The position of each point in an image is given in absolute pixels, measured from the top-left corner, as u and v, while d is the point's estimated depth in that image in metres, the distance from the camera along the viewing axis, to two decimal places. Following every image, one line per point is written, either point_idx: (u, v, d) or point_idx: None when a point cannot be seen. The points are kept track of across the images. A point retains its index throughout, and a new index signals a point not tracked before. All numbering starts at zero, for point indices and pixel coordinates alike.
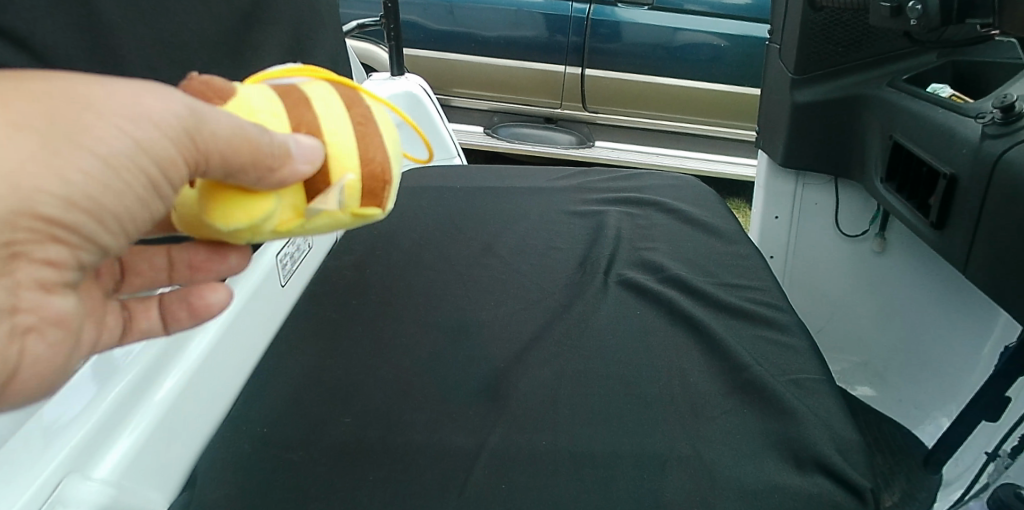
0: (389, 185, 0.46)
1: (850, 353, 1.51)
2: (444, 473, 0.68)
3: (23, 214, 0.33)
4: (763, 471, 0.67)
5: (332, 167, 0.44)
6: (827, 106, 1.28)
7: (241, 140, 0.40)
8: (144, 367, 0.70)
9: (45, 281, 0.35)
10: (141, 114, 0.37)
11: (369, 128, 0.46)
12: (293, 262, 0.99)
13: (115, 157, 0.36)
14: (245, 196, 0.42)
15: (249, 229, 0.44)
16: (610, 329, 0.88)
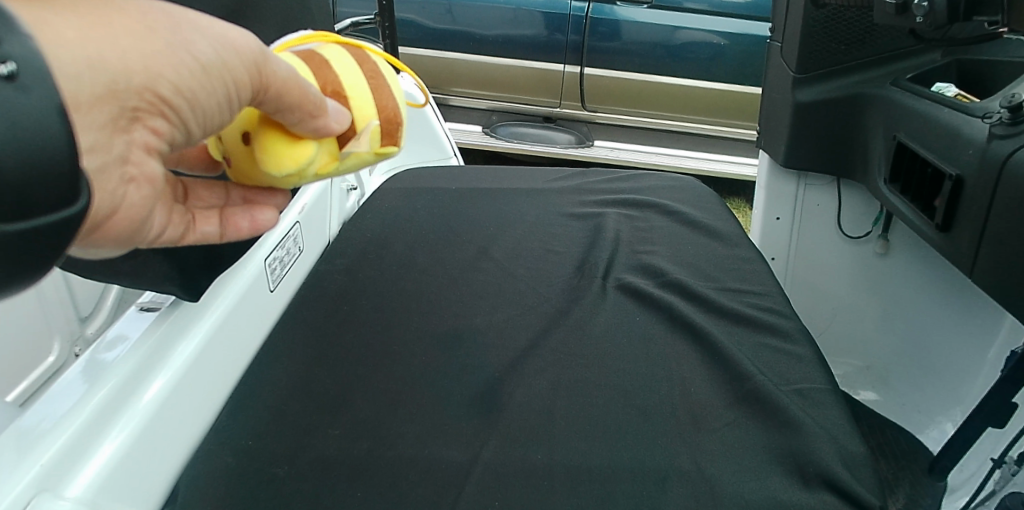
0: (399, 127, 0.62)
1: (852, 357, 1.48)
2: (435, 489, 0.65)
3: (146, 89, 0.40)
4: (767, 488, 0.64)
5: (358, 117, 0.59)
6: (830, 105, 1.26)
7: (294, 84, 0.51)
8: (125, 374, 0.67)
9: (149, 147, 0.42)
10: (222, 34, 0.46)
11: (377, 81, 0.61)
12: (282, 267, 0.96)
13: (207, 61, 0.44)
14: (298, 144, 0.55)
15: (297, 172, 0.58)
16: (609, 336, 0.86)
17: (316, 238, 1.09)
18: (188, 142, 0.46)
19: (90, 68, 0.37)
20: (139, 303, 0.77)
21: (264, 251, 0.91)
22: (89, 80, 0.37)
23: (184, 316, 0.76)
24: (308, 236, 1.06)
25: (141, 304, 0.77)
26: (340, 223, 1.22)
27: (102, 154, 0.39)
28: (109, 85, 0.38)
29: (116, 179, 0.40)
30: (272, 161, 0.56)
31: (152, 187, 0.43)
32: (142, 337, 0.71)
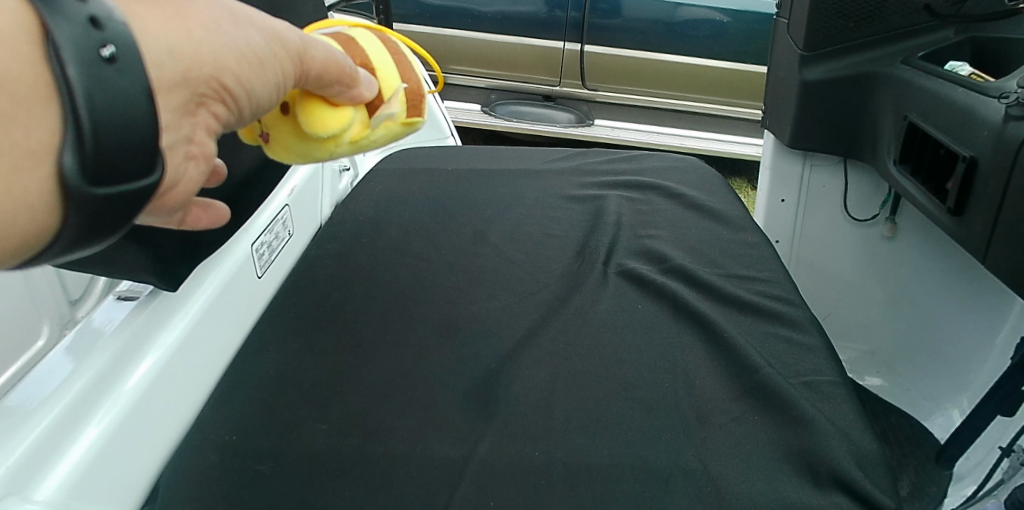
0: (421, 99, 0.65)
1: (858, 341, 1.46)
2: (429, 487, 0.62)
3: (212, 77, 0.43)
4: (776, 487, 0.61)
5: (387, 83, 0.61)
6: (839, 84, 1.21)
7: (333, 64, 0.52)
8: (100, 367, 0.63)
9: (211, 130, 0.45)
10: (276, 28, 0.47)
11: (399, 56, 0.64)
12: (271, 251, 0.92)
13: (262, 52, 0.46)
14: (339, 108, 0.56)
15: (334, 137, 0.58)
16: (611, 325, 0.82)
17: (307, 221, 1.05)
18: (239, 127, 0.48)
19: (168, 57, 0.40)
20: (117, 292, 0.73)
21: (252, 236, 0.87)
22: (165, 67, 0.40)
23: (164, 307, 0.72)
24: (298, 218, 1.02)
25: (119, 293, 0.73)
26: (332, 205, 1.18)
27: (172, 135, 0.42)
28: (180, 74, 0.41)
29: (180, 157, 0.43)
30: (316, 123, 0.55)
31: (208, 168, 0.46)
32: (118, 328, 0.68)
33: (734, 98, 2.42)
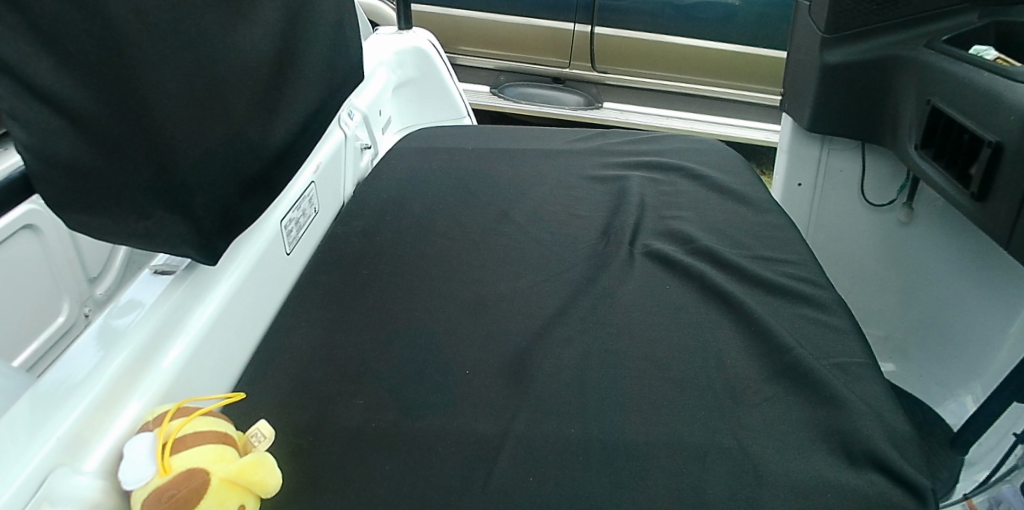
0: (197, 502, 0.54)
1: (873, 326, 1.46)
2: (468, 463, 0.62)
3: None
4: (813, 466, 0.62)
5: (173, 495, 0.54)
6: (862, 69, 1.20)
7: None
8: (139, 343, 0.63)
9: None
10: None
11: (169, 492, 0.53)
12: (299, 228, 0.93)
13: None
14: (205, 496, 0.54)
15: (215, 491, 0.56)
16: (639, 305, 0.82)
17: (330, 201, 1.05)
18: None
19: None
20: (153, 266, 0.72)
21: (280, 213, 0.87)
22: None
23: (200, 282, 0.72)
24: (323, 197, 1.03)
25: (156, 267, 0.72)
26: (354, 183, 1.18)
27: None
28: None
29: None
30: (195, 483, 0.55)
31: None
32: (156, 303, 0.67)
33: (747, 81, 2.36)
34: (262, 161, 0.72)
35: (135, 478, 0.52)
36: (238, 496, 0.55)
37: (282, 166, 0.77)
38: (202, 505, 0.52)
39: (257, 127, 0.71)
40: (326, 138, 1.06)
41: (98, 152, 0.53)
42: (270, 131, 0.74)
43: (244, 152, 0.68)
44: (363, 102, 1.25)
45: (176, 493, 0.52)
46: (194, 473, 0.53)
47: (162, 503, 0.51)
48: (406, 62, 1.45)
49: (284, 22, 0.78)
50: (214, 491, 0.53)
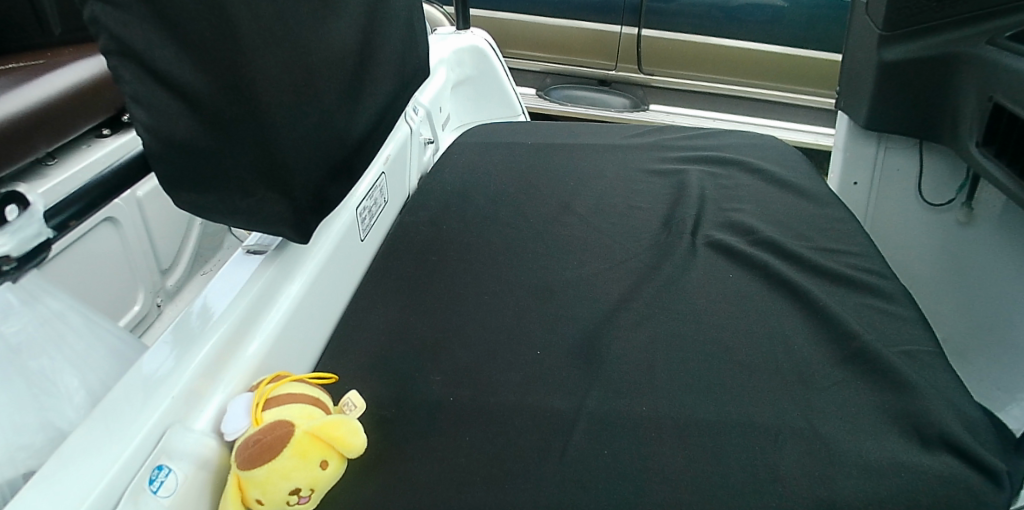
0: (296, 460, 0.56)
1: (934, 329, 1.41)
2: (544, 436, 0.65)
3: None
4: (885, 448, 0.63)
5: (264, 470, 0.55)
6: (919, 65, 1.19)
7: None
8: (237, 316, 0.68)
9: None
10: None
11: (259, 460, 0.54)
12: (371, 216, 0.97)
13: None
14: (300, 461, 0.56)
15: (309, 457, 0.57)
16: (704, 292, 0.84)
17: (397, 192, 1.10)
18: None
19: None
20: (246, 245, 0.76)
21: (356, 201, 0.91)
22: None
23: (286, 262, 0.76)
24: (392, 187, 1.08)
25: (248, 247, 0.77)
26: (417, 176, 1.22)
27: None
28: None
29: None
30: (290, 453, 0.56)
31: None
32: (250, 280, 0.72)
33: (797, 85, 2.29)
34: (347, 147, 0.76)
35: (233, 427, 0.57)
36: (322, 452, 0.58)
37: (362, 154, 0.81)
38: (285, 453, 0.55)
39: (342, 116, 0.75)
40: (395, 132, 1.10)
41: (211, 135, 0.60)
42: (353, 120, 0.77)
43: (333, 138, 0.72)
44: (426, 99, 1.29)
45: (262, 438, 0.55)
46: (279, 424, 0.56)
47: (250, 447, 0.55)
48: (464, 61, 1.48)
49: (365, 17, 0.82)
50: (296, 443, 0.56)
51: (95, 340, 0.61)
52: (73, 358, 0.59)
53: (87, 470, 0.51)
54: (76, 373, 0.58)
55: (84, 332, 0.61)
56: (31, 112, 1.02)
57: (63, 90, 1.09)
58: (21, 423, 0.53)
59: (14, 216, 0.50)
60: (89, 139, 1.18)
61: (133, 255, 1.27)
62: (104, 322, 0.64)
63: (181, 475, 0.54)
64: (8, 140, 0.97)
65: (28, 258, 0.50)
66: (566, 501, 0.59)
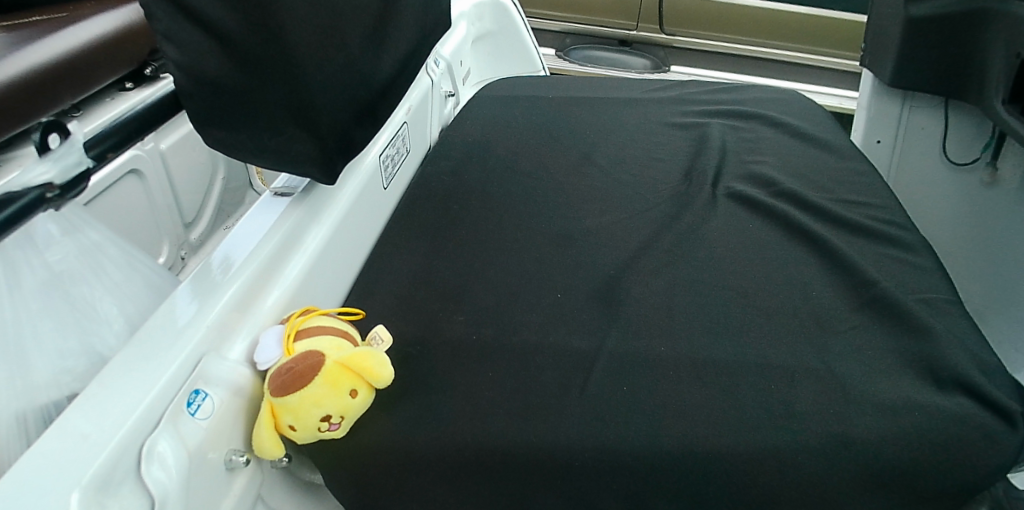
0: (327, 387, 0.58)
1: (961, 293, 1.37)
2: (563, 373, 0.67)
3: None
4: (899, 388, 0.64)
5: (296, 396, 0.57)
6: (948, 20, 1.16)
7: None
8: (269, 252, 0.69)
9: None
10: None
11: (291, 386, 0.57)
12: (393, 165, 0.98)
13: None
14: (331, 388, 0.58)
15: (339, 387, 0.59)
16: (724, 241, 0.84)
17: (417, 143, 1.11)
18: None
19: None
20: (274, 188, 0.78)
21: (379, 148, 0.92)
22: None
23: (313, 203, 0.77)
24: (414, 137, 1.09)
25: (276, 189, 0.79)
26: (438, 129, 1.23)
27: None
28: None
29: None
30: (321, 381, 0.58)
31: None
32: (280, 220, 0.73)
33: (843, 51, 1.99)
34: (371, 91, 0.77)
35: (265, 357, 0.60)
36: (352, 381, 0.60)
37: (386, 101, 0.82)
38: (316, 381, 0.58)
39: (366, 59, 0.75)
40: (416, 83, 1.11)
41: (241, 72, 0.61)
42: (376, 65, 0.78)
43: (357, 81, 0.73)
44: (447, 51, 1.29)
45: (294, 367, 0.58)
46: (309, 354, 0.59)
47: (283, 375, 0.58)
48: (485, 14, 1.48)
49: None
50: (326, 371, 0.58)
51: (133, 271, 0.64)
52: (112, 286, 0.61)
53: (129, 389, 0.53)
54: (115, 300, 0.61)
55: (121, 262, 0.63)
56: (54, 64, 1.02)
57: (87, 42, 1.09)
58: (67, 346, 0.56)
59: (57, 143, 0.52)
60: (113, 93, 1.18)
61: (158, 208, 1.29)
62: (142, 256, 0.66)
63: (217, 399, 0.57)
64: (33, 92, 0.98)
65: (71, 185, 0.53)
66: (586, 433, 0.61)
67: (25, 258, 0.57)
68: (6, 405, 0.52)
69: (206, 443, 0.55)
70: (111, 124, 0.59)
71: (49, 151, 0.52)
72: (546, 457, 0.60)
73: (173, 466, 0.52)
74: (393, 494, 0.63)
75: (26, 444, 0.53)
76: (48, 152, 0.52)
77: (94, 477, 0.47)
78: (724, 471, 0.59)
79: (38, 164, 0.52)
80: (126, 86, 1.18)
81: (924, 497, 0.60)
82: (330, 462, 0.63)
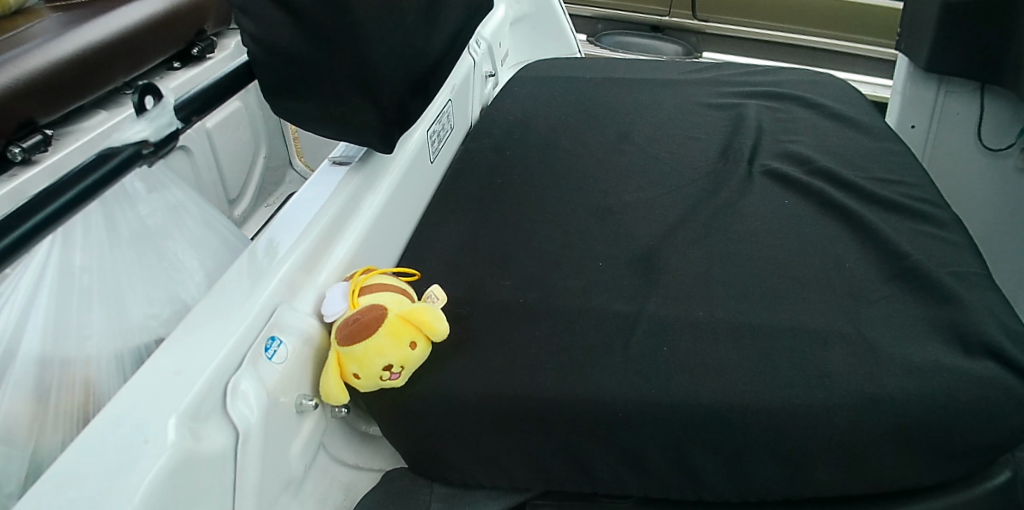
0: (387, 336, 0.63)
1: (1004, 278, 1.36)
2: (608, 333, 0.71)
3: None
4: (929, 352, 0.67)
5: (360, 346, 0.62)
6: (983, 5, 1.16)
7: None
8: (333, 215, 0.74)
9: None
10: None
11: (355, 335, 0.62)
12: (439, 140, 1.03)
13: None
14: (392, 338, 0.63)
15: (397, 338, 0.63)
16: (760, 216, 0.87)
17: (460, 121, 1.15)
18: None
19: None
20: (332, 157, 0.83)
21: (427, 123, 0.97)
22: None
23: (369, 172, 0.82)
24: (457, 115, 1.13)
25: (334, 158, 0.84)
26: (479, 108, 1.27)
27: None
28: None
29: None
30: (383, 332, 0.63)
31: None
32: (340, 187, 0.78)
33: (882, 39, 1.91)
34: (425, 65, 0.81)
35: (333, 309, 0.65)
36: (412, 334, 0.65)
37: (437, 75, 0.86)
38: (380, 331, 0.63)
39: (420, 36, 0.79)
40: (460, 62, 1.15)
41: (312, 45, 0.66)
42: (428, 41, 0.82)
43: (413, 56, 0.77)
44: (487, 32, 1.33)
45: (360, 318, 0.63)
46: (374, 307, 0.64)
47: (350, 325, 0.63)
48: None
49: None
50: (389, 322, 0.63)
51: (209, 229, 0.74)
52: (191, 239, 0.71)
53: (213, 332, 0.58)
54: (196, 254, 0.71)
55: (200, 220, 0.74)
56: (110, 41, 1.04)
57: (138, 21, 1.10)
58: (154, 292, 0.65)
59: (151, 105, 0.61)
60: (161, 73, 1.17)
61: (202, 182, 1.28)
62: (216, 215, 0.77)
63: (290, 346, 0.62)
64: (87, 70, 0.99)
65: (163, 143, 0.62)
66: (628, 387, 0.65)
67: (120, 209, 0.67)
68: (106, 343, 0.60)
69: (281, 385, 0.60)
70: (190, 94, 0.66)
71: (146, 112, 0.61)
72: (592, 409, 0.64)
73: (255, 403, 0.56)
74: (446, 438, 0.67)
75: (122, 380, 0.60)
76: (145, 113, 0.61)
77: (188, 407, 0.52)
78: (759, 424, 0.63)
79: (135, 124, 0.60)
80: (174, 66, 1.18)
81: (948, 452, 0.64)
82: (388, 411, 0.67)
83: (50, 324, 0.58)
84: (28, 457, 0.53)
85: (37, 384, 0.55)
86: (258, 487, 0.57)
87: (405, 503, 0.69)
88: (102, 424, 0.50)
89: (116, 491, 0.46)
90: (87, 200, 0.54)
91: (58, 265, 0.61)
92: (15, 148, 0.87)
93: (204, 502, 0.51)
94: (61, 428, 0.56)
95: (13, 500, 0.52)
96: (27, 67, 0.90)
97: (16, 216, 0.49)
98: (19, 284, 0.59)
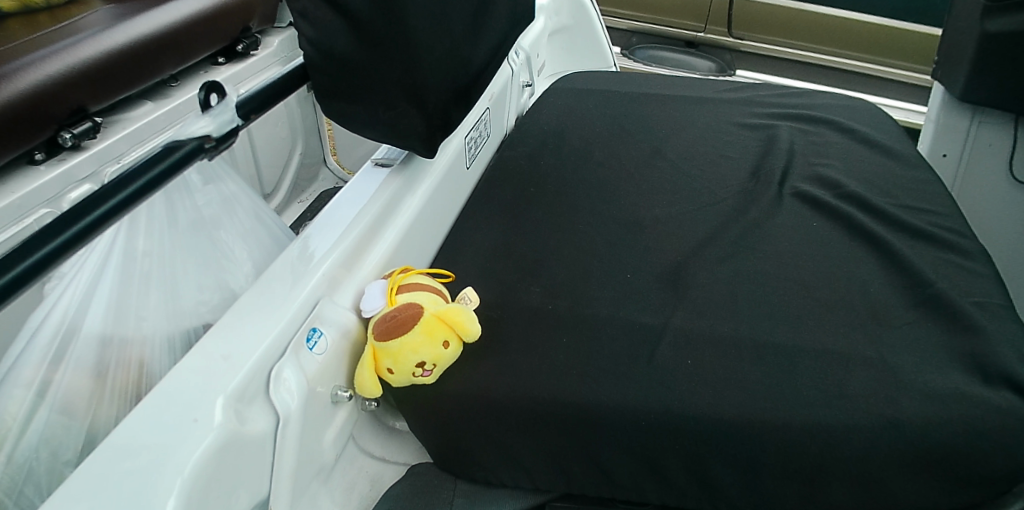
0: (420, 332, 0.66)
1: None
2: (633, 344, 0.73)
3: None
4: (950, 380, 0.68)
5: (394, 342, 0.65)
6: (1019, 38, 1.15)
7: None
8: (374, 214, 0.77)
9: None
10: None
11: (391, 330, 0.65)
12: (475, 147, 1.06)
13: None
14: (425, 336, 0.66)
15: (429, 336, 0.66)
16: (787, 236, 0.89)
17: (496, 128, 1.18)
18: None
19: None
20: (375, 158, 0.86)
21: (466, 131, 1.00)
22: None
23: (410, 175, 0.86)
24: (493, 123, 1.17)
25: (376, 160, 0.87)
26: (514, 117, 1.31)
27: None
28: None
29: None
30: (418, 329, 0.66)
31: None
32: (381, 188, 0.81)
33: (919, 64, 1.89)
34: (468, 73, 0.84)
35: (371, 305, 0.69)
36: (445, 333, 0.68)
37: (479, 83, 0.88)
38: (416, 328, 0.66)
39: (464, 46, 0.82)
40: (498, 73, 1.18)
41: (366, 51, 0.70)
42: (473, 50, 0.85)
43: (458, 65, 0.80)
44: (526, 42, 1.36)
45: (398, 314, 0.66)
46: (410, 305, 0.67)
47: (388, 320, 0.66)
48: (563, 9, 1.52)
49: None
50: (423, 321, 0.66)
51: (257, 222, 0.78)
52: (242, 230, 0.76)
53: (260, 318, 0.61)
54: (245, 246, 0.75)
55: (251, 211, 0.78)
56: (159, 36, 1.07)
57: (186, 15, 1.14)
58: (205, 279, 0.70)
59: (216, 101, 0.67)
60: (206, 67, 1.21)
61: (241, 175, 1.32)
62: (266, 209, 0.81)
63: (329, 338, 0.65)
64: (137, 62, 1.03)
65: (224, 138, 0.67)
66: (648, 396, 0.67)
67: (180, 198, 0.71)
68: (160, 325, 0.65)
69: (320, 375, 0.63)
70: (250, 93, 0.71)
71: (210, 107, 0.67)
72: (613, 415, 0.66)
73: (296, 390, 0.59)
74: (473, 437, 0.69)
75: (172, 361, 0.65)
76: (210, 109, 0.67)
77: (235, 389, 0.55)
78: (778, 440, 0.64)
79: (201, 119, 0.66)
80: (218, 62, 1.22)
81: (963, 480, 0.65)
82: (417, 405, 0.70)
83: (110, 305, 0.63)
84: (85, 429, 0.58)
85: (97, 360, 0.60)
86: (292, 471, 0.60)
87: (429, 498, 0.71)
88: (153, 401, 0.53)
89: (165, 464, 0.49)
90: (154, 188, 0.60)
91: (122, 249, 0.66)
92: (66, 133, 0.91)
93: (242, 482, 0.54)
94: (115, 404, 0.61)
95: (70, 469, 0.57)
96: (84, 56, 0.95)
97: (94, 202, 0.56)
98: (86, 264, 0.64)
